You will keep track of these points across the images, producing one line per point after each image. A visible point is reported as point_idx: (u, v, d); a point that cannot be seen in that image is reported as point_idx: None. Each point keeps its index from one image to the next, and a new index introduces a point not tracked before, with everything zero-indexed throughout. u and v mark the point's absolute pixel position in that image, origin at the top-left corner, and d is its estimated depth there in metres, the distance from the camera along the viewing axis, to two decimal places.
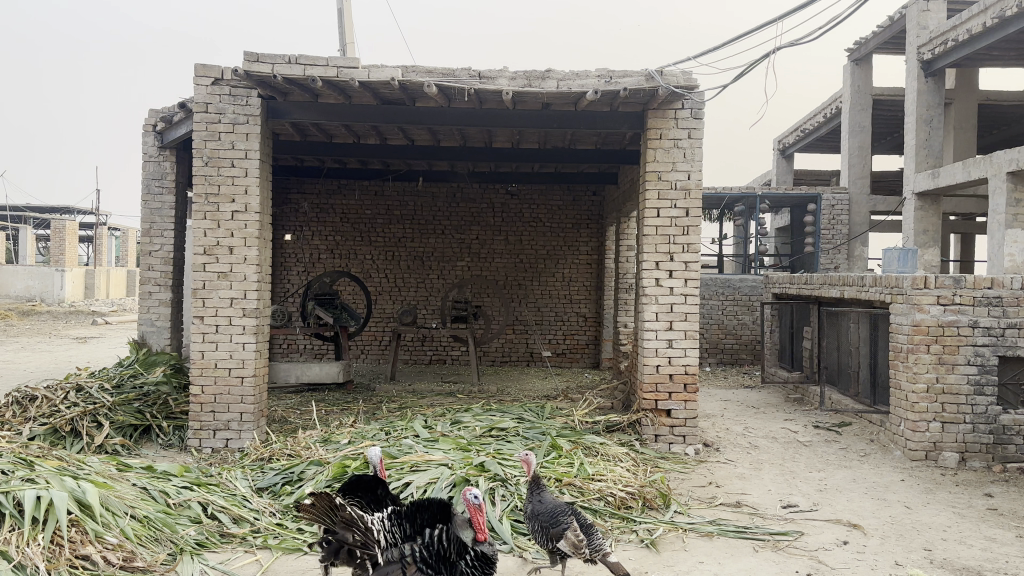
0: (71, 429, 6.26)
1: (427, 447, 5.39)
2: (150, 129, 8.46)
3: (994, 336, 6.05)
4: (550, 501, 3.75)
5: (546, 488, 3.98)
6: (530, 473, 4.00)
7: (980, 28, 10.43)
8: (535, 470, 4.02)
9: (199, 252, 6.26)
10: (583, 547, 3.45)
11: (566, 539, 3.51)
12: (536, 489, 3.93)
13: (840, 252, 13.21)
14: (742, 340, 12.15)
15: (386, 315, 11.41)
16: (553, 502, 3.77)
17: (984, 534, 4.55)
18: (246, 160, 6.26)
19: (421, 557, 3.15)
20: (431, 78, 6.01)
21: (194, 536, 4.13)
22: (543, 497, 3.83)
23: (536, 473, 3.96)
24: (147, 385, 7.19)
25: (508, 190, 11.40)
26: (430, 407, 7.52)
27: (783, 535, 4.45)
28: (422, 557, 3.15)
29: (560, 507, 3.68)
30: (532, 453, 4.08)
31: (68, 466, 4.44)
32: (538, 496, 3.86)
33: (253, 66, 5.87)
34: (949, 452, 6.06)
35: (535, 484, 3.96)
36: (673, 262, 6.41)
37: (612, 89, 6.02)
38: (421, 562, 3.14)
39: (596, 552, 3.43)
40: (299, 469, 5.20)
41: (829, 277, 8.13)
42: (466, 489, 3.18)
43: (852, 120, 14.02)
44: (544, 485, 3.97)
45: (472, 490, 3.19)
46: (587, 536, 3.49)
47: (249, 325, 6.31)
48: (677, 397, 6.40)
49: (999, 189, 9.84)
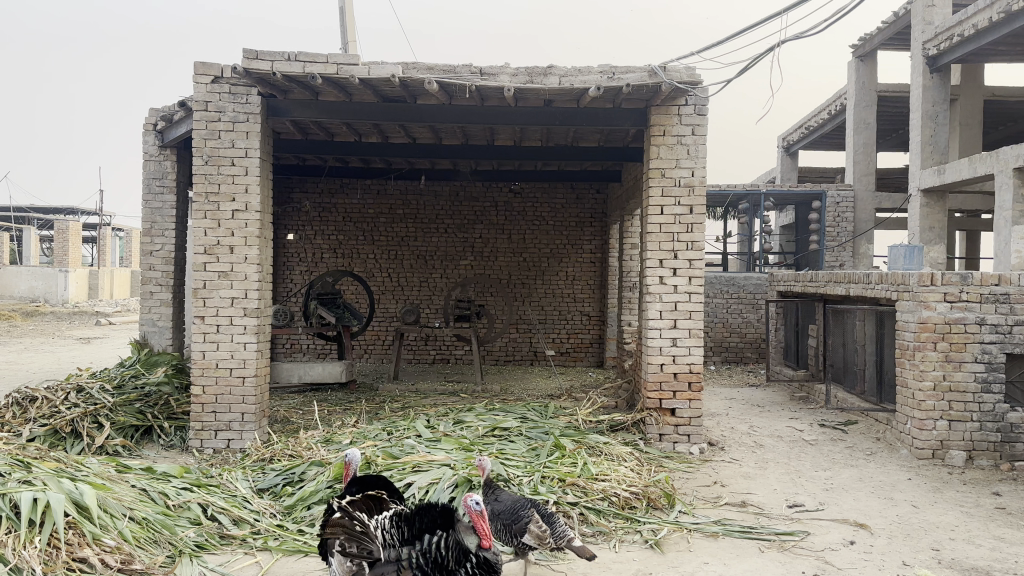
0: (71, 430, 6.24)
1: (429, 447, 5.35)
2: (150, 129, 8.44)
3: (1002, 333, 5.98)
4: (508, 499, 3.75)
5: (500, 490, 4.02)
6: (485, 477, 4.08)
7: (985, 23, 10.33)
8: (489, 474, 4.10)
9: (200, 252, 6.22)
10: (547, 538, 3.43)
11: (530, 533, 3.47)
12: (491, 490, 3.99)
13: (845, 249, 12.99)
14: (747, 339, 12.07)
15: (389, 315, 11.38)
16: (510, 499, 3.77)
17: (993, 534, 4.48)
18: (246, 158, 6.23)
19: (417, 564, 3.09)
20: (432, 75, 5.96)
21: (193, 538, 4.10)
22: (499, 496, 3.85)
23: (489, 476, 4.06)
24: (149, 385, 7.17)
25: (511, 189, 11.36)
26: (433, 407, 7.47)
27: (789, 535, 4.39)
28: (419, 564, 3.09)
29: (519, 504, 3.68)
30: (486, 459, 4.13)
31: (66, 468, 4.41)
32: (493, 495, 3.89)
33: (252, 63, 5.85)
34: (956, 450, 5.99)
35: (489, 487, 4.02)
36: (677, 260, 6.35)
37: (614, 85, 5.97)
38: (417, 569, 3.08)
39: (560, 540, 3.43)
40: (300, 470, 5.17)
41: (834, 274, 8.05)
42: (467, 495, 3.14)
43: (856, 117, 13.93)
44: (497, 488, 4.01)
45: (473, 497, 3.14)
46: (550, 527, 3.48)
47: (250, 325, 6.27)
48: (681, 396, 6.35)
49: (1006, 185, 9.73)
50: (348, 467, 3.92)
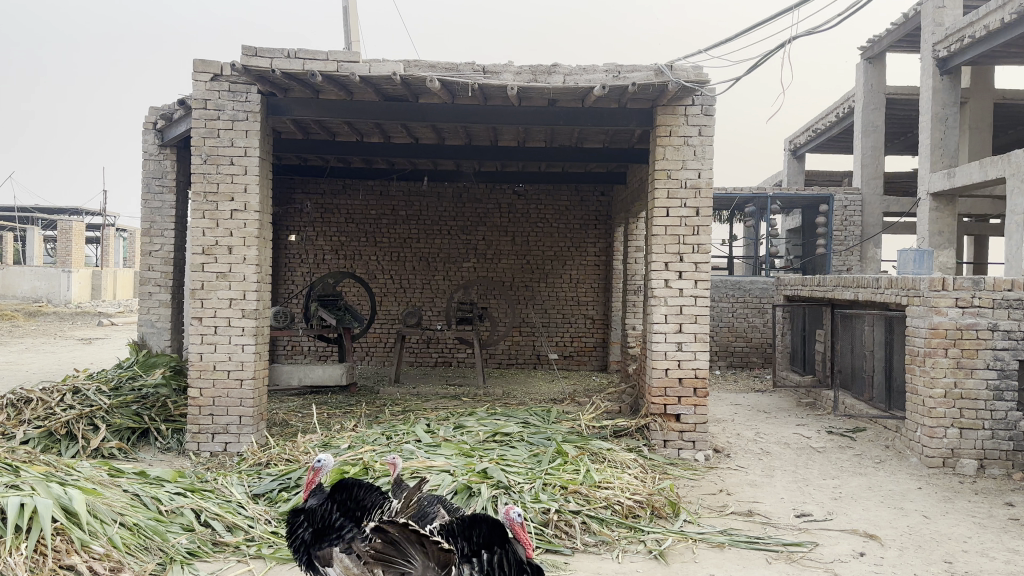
0: (66, 433, 6.15)
1: (428, 453, 5.23)
2: (150, 127, 8.37)
3: (1015, 340, 5.83)
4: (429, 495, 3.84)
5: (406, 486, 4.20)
6: (394, 475, 4.22)
7: (996, 25, 10.17)
8: (399, 472, 4.27)
9: (198, 252, 6.13)
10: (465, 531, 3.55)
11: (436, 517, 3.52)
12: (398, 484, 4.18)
13: (852, 253, 12.86)
14: (752, 343, 11.93)
15: (391, 317, 11.29)
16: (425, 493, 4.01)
17: (1008, 546, 4.33)
18: (246, 157, 6.14)
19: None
20: (433, 73, 5.85)
21: (185, 545, 4.01)
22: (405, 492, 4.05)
23: (399, 473, 4.19)
24: (146, 387, 7.08)
25: (515, 190, 11.24)
26: (434, 411, 7.35)
27: (797, 546, 4.26)
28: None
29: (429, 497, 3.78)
30: (398, 459, 4.31)
31: (56, 471, 4.31)
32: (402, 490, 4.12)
33: (251, 60, 5.75)
34: (968, 459, 5.84)
35: (398, 483, 4.20)
36: (683, 263, 6.23)
37: (620, 84, 5.83)
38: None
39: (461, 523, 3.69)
40: (295, 476, 5.07)
41: (841, 279, 7.90)
42: (508, 507, 3.11)
43: (864, 120, 13.80)
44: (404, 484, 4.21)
45: (514, 508, 3.11)
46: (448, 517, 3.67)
47: (249, 326, 6.17)
48: (686, 402, 6.22)
49: (1017, 188, 9.57)
50: (316, 475, 3.74)
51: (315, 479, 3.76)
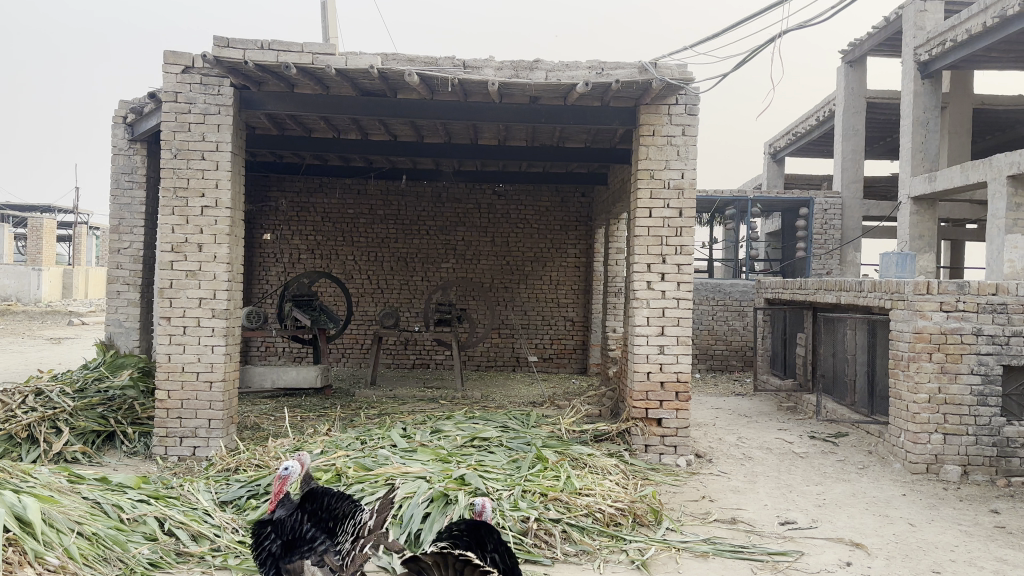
0: (28, 436, 5.88)
1: (404, 459, 5.06)
2: (120, 121, 8.07)
3: (998, 344, 5.80)
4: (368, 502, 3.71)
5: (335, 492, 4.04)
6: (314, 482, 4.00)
7: (979, 28, 10.20)
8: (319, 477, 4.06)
9: (166, 250, 5.89)
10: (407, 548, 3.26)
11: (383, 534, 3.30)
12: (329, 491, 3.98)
13: (832, 257, 12.87)
14: (733, 346, 11.90)
15: (368, 317, 11.07)
16: None
17: (996, 555, 4.26)
18: (217, 152, 5.92)
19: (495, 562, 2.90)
20: (412, 67, 5.68)
21: (147, 555, 3.81)
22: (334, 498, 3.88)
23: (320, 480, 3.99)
24: (113, 389, 6.81)
25: (495, 190, 11.11)
26: (411, 415, 7.16)
27: (783, 555, 4.16)
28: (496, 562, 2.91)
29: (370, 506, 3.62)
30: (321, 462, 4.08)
31: (10, 478, 4.05)
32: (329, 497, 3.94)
33: (223, 51, 5.54)
34: (951, 465, 5.81)
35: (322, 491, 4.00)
36: (665, 264, 6.12)
37: (603, 81, 5.68)
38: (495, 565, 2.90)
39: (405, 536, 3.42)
40: (265, 482, 4.85)
41: (824, 281, 7.85)
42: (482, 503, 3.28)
43: (844, 123, 13.86)
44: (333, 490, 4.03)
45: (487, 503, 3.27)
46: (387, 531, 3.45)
47: (219, 327, 5.93)
48: (668, 406, 6.11)
49: (999, 193, 9.60)
50: (286, 482, 3.50)
51: (283, 487, 3.51)
